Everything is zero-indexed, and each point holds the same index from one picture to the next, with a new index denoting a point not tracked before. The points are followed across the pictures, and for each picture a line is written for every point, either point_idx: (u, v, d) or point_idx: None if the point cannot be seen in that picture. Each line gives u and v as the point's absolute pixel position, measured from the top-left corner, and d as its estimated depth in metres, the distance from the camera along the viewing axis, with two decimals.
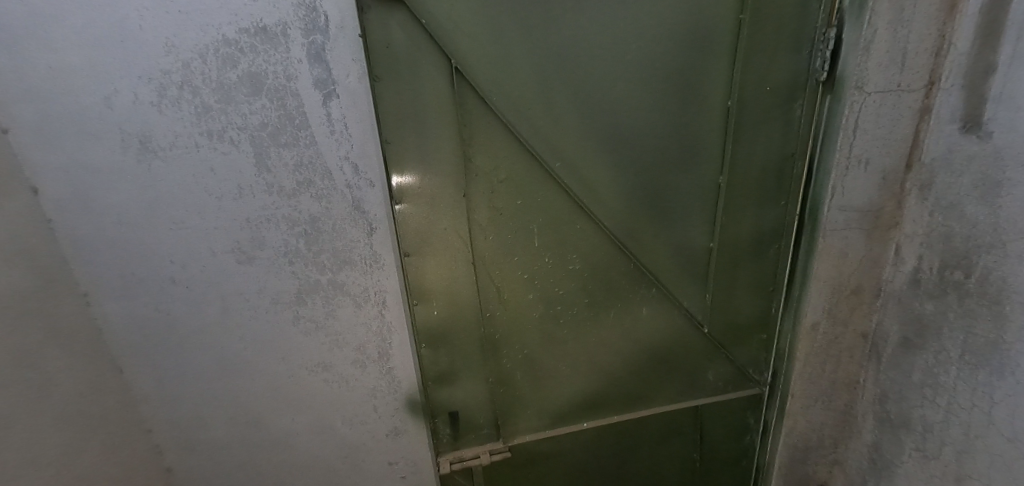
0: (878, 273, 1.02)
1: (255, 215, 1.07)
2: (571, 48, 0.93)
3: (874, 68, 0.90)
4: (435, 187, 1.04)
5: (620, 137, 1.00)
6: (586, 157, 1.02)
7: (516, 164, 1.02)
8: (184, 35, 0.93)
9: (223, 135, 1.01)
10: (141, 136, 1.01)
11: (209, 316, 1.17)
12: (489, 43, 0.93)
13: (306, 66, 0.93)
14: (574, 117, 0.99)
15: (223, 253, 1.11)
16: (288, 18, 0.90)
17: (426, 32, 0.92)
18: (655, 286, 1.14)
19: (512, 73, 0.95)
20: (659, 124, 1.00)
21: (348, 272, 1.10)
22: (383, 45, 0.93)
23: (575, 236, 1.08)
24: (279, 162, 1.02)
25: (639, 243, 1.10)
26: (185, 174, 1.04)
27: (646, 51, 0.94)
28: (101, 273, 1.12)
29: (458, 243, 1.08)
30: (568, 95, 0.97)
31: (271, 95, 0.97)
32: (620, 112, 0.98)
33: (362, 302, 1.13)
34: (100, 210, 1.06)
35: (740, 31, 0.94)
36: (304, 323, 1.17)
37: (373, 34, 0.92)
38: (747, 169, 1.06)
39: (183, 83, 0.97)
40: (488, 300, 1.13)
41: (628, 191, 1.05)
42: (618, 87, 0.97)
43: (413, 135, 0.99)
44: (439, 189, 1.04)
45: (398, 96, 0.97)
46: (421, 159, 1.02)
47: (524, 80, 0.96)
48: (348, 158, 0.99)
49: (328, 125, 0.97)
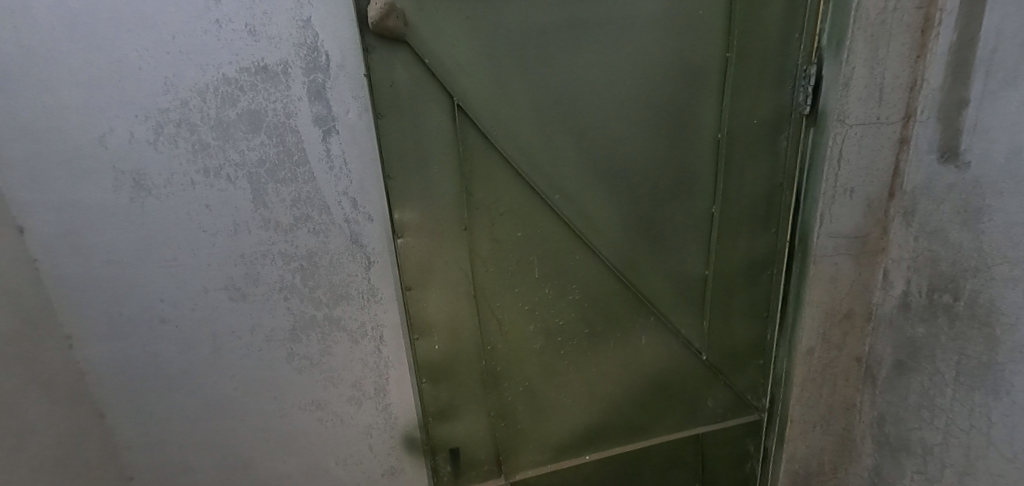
0: (867, 297, 1.04)
1: (251, 251, 1.12)
2: (569, 84, 0.94)
3: (853, 102, 0.95)
4: (437, 216, 0.97)
5: (617, 169, 1.02)
6: (585, 189, 1.02)
7: (518, 198, 1.00)
8: (183, 74, 0.98)
9: (220, 173, 1.05)
10: (136, 175, 1.05)
11: (199, 356, 1.20)
12: (489, 79, 0.91)
13: (306, 103, 1.00)
14: (572, 150, 0.99)
15: (215, 290, 1.15)
16: (289, 58, 0.97)
17: (429, 71, 0.88)
18: (653, 314, 1.14)
19: (513, 107, 0.94)
20: (653, 155, 1.02)
21: (345, 307, 1.17)
22: (387, 84, 0.88)
23: (574, 268, 1.07)
24: (276, 198, 1.07)
25: (636, 272, 1.10)
26: (180, 210, 1.08)
27: (640, 87, 0.97)
28: (88, 314, 1.15)
29: (460, 278, 1.02)
30: (565, 128, 0.97)
31: (270, 132, 1.02)
32: (616, 145, 1.00)
33: (357, 339, 1.20)
34: (90, 250, 1.10)
35: (727, 68, 0.99)
36: (299, 361, 1.21)
37: (378, 73, 0.87)
38: (738, 198, 1.09)
39: (181, 121, 1.01)
40: (492, 338, 1.08)
41: (625, 222, 1.06)
42: (613, 120, 0.98)
43: (415, 172, 0.93)
44: (439, 216, 0.97)
45: (402, 134, 0.91)
46: (424, 196, 0.95)
47: (524, 115, 0.95)
48: (346, 193, 1.07)
49: (327, 160, 1.05)
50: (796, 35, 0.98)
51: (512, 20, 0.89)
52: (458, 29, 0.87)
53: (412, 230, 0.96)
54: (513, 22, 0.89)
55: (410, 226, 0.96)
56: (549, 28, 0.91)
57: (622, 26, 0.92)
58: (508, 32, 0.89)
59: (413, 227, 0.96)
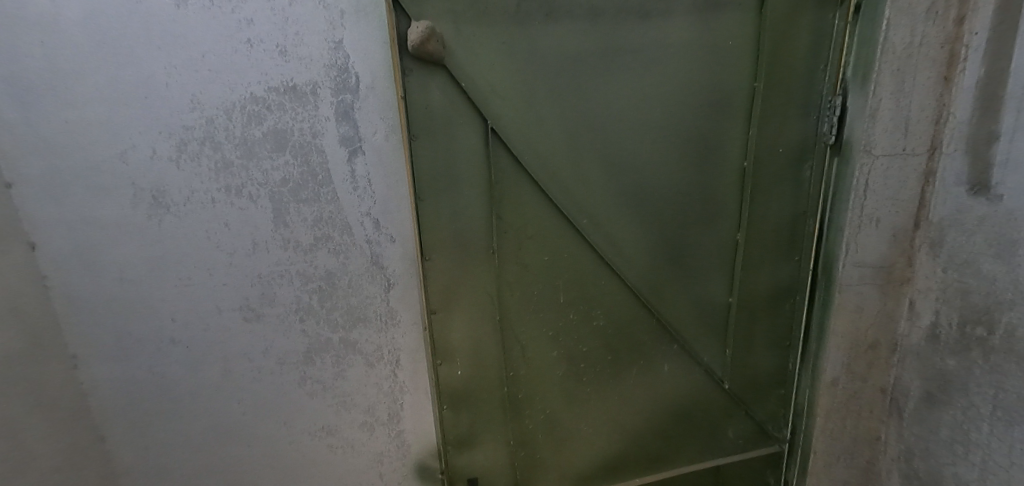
0: (893, 327, 1.04)
1: (268, 271, 1.10)
2: (599, 110, 0.95)
3: (880, 133, 0.95)
4: (463, 240, 0.96)
5: (644, 195, 1.01)
6: (612, 215, 1.01)
7: (546, 222, 0.99)
8: (211, 92, 0.98)
9: (242, 191, 1.04)
10: (154, 192, 1.04)
11: (209, 378, 1.18)
12: (522, 104, 0.91)
13: (334, 124, 1.00)
14: (601, 175, 0.98)
15: (230, 310, 1.13)
16: (319, 79, 0.97)
17: (464, 94, 0.88)
18: (676, 342, 1.12)
19: (544, 132, 0.94)
20: (680, 182, 1.02)
21: (362, 329, 1.15)
22: (421, 107, 0.88)
23: (598, 294, 1.05)
24: (298, 218, 1.06)
25: (661, 298, 1.09)
26: (198, 228, 1.07)
27: (669, 115, 0.98)
28: (97, 333, 1.14)
29: (484, 302, 1.00)
30: (595, 154, 0.97)
31: (296, 151, 1.02)
32: (644, 171, 1.00)
33: (373, 361, 1.18)
34: (102, 266, 1.09)
35: (754, 98, 1.00)
36: (311, 385, 1.19)
37: (412, 97, 0.87)
38: (763, 226, 1.09)
39: (205, 139, 1.01)
40: (515, 365, 1.05)
41: (650, 248, 1.05)
42: (642, 147, 0.98)
43: (446, 196, 0.92)
44: (466, 241, 0.96)
45: (432, 156, 0.90)
46: (452, 218, 0.94)
47: (555, 140, 0.95)
48: (370, 214, 1.07)
49: (352, 181, 1.04)
50: (821, 68, 1.01)
51: (547, 48, 0.89)
52: (494, 55, 0.87)
53: (442, 253, 0.95)
54: (548, 50, 0.90)
55: (437, 248, 0.95)
56: (582, 55, 0.91)
57: (653, 55, 0.93)
58: (542, 59, 0.90)
59: (443, 249, 0.95)
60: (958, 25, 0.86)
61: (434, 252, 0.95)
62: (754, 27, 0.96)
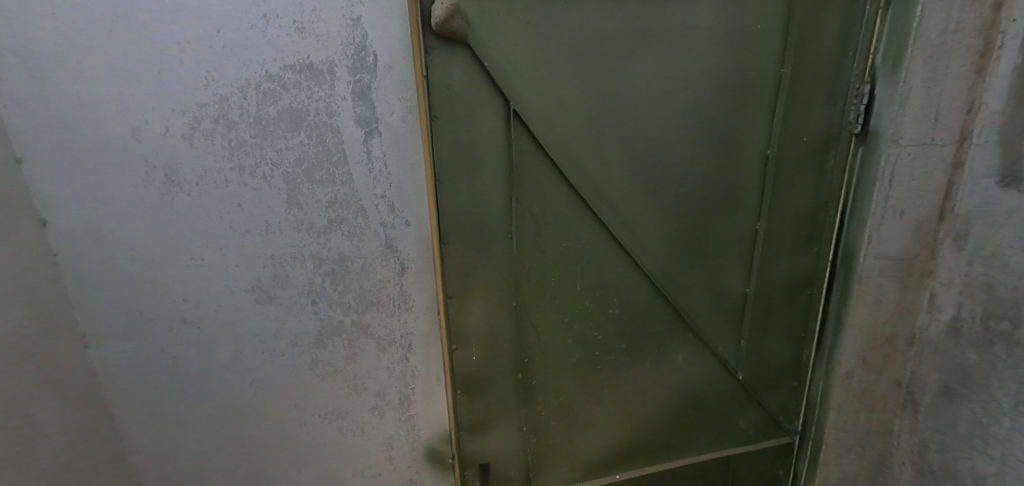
0: (911, 320, 1.01)
1: (281, 253, 1.09)
2: (622, 94, 0.93)
3: (908, 123, 0.93)
4: (482, 224, 0.94)
5: (665, 182, 1.00)
6: (632, 201, 0.99)
7: (565, 207, 0.97)
8: (225, 69, 0.96)
9: (256, 171, 1.03)
10: (166, 170, 1.03)
11: (220, 359, 1.18)
12: (545, 86, 0.89)
13: (350, 103, 0.98)
14: (621, 160, 0.96)
15: (241, 291, 1.12)
16: (336, 57, 0.95)
17: (488, 75, 0.86)
18: (691, 332, 1.11)
19: (566, 115, 0.92)
20: (702, 170, 1.01)
21: (374, 313, 1.14)
22: (442, 87, 0.86)
23: (615, 281, 1.04)
24: (312, 199, 1.05)
25: (677, 287, 1.07)
26: (211, 208, 1.06)
27: (693, 100, 0.96)
28: (108, 311, 1.14)
29: (502, 288, 0.99)
30: (617, 139, 0.95)
31: (311, 131, 1.00)
32: (666, 157, 0.98)
33: (385, 345, 1.17)
34: (113, 245, 1.09)
35: (779, 84, 0.98)
36: (323, 367, 1.19)
37: (433, 76, 0.85)
38: (783, 216, 1.07)
39: (218, 117, 0.99)
40: (530, 352, 1.05)
41: (669, 236, 1.03)
42: (665, 132, 0.97)
43: (466, 179, 0.91)
44: (485, 225, 0.94)
45: (453, 138, 0.88)
46: (471, 202, 0.93)
47: (577, 123, 0.93)
48: (385, 197, 1.05)
49: (367, 162, 1.02)
50: (849, 54, 0.98)
51: (572, 29, 0.87)
52: (519, 35, 0.85)
53: (462, 237, 0.94)
54: (572, 30, 0.87)
55: (456, 231, 0.93)
56: (607, 36, 0.89)
57: (680, 40, 0.91)
58: (567, 40, 0.88)
59: (461, 232, 0.94)
60: (995, 11, 0.81)
61: (454, 236, 0.93)
62: (784, 11, 0.93)
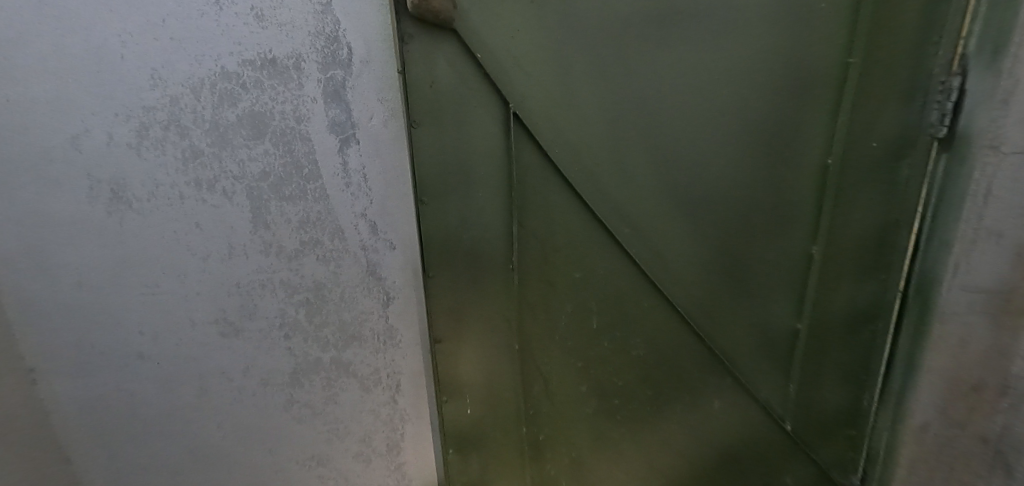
0: (1006, 366, 0.80)
1: (247, 280, 0.94)
2: (649, 92, 0.75)
3: (1013, 122, 0.70)
4: (475, 255, 0.81)
5: (700, 199, 0.82)
6: (660, 223, 0.82)
7: (579, 230, 0.81)
8: (174, 66, 0.81)
9: (214, 185, 0.88)
10: (113, 185, 0.88)
11: (182, 399, 1.04)
12: (553, 82, 0.73)
13: (321, 106, 0.82)
14: (647, 173, 0.79)
15: (204, 323, 0.97)
16: (303, 50, 0.79)
17: (480, 66, 0.71)
18: (730, 375, 0.91)
19: (581, 118, 0.75)
20: (747, 183, 0.82)
21: (356, 349, 0.99)
22: (426, 83, 0.73)
23: (639, 317, 0.87)
24: (280, 218, 0.89)
25: (714, 324, 0.88)
26: (165, 228, 0.91)
27: (737, 98, 0.77)
28: (54, 345, 0.99)
29: (500, 331, 0.86)
30: (642, 147, 0.78)
31: (276, 139, 0.84)
32: (702, 169, 0.80)
33: (370, 386, 1.02)
34: (59, 270, 0.94)
35: (846, 75, 0.77)
36: (299, 409, 1.04)
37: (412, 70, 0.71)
38: (844, 237, 0.85)
39: (169, 122, 0.84)
40: (534, 398, 0.90)
41: (705, 262, 0.85)
42: (701, 140, 0.79)
43: (457, 198, 0.78)
44: (480, 253, 0.81)
45: (438, 147, 0.75)
46: (464, 222, 0.79)
47: (594, 129, 0.76)
48: (365, 215, 0.89)
49: (343, 175, 0.86)
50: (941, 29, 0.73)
51: (587, 11, 0.70)
52: (521, 20, 0.70)
53: (452, 265, 0.81)
54: (587, 12, 0.71)
55: (443, 258, 0.81)
56: (631, 20, 0.72)
57: (722, 24, 0.73)
58: (582, 26, 0.71)
59: (449, 259, 0.81)
60: None
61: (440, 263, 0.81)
62: None
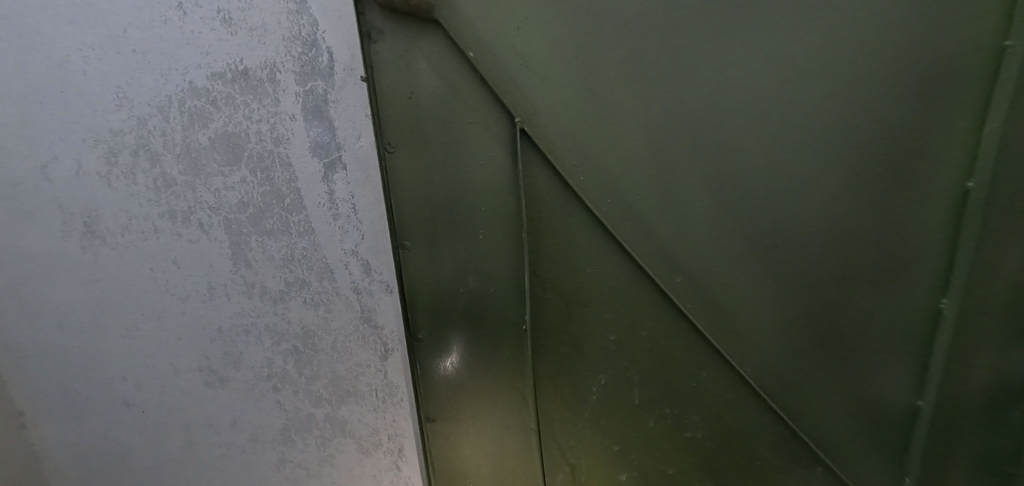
0: None
1: (230, 324, 0.82)
2: (706, 97, 0.56)
3: None
4: (477, 314, 0.68)
5: (781, 241, 0.59)
6: (722, 270, 0.61)
7: (612, 278, 0.64)
8: (139, 83, 0.70)
9: (190, 218, 0.76)
10: (86, 217, 0.78)
11: (171, 451, 0.93)
12: (577, 93, 0.58)
13: (301, 124, 0.69)
14: (702, 202, 0.59)
15: (188, 371, 0.86)
16: (277, 58, 0.66)
17: (475, 72, 0.59)
18: (819, 467, 0.65)
19: (613, 135, 0.59)
20: (853, 224, 0.56)
21: (352, 407, 0.84)
22: (405, 95, 0.60)
23: (693, 390, 0.67)
24: (262, 255, 0.77)
25: (800, 403, 0.64)
26: (142, 265, 0.80)
27: (841, 102, 0.53)
28: (40, 390, 0.91)
29: (510, 409, 0.72)
30: (694, 168, 0.58)
31: (253, 165, 0.72)
32: (780, 194, 0.57)
33: (369, 448, 0.87)
34: (38, 309, 0.85)
35: (999, 66, 0.47)
36: (292, 470, 0.90)
37: (382, 77, 0.59)
38: (997, 275, 0.52)
39: (138, 147, 0.73)
40: (553, 478, 0.75)
41: (784, 320, 0.61)
42: (784, 159, 0.56)
43: (459, 242, 0.66)
44: (485, 310, 0.68)
45: (422, 178, 0.63)
46: (466, 268, 0.67)
47: (632, 148, 0.59)
48: (356, 253, 0.75)
49: (330, 206, 0.72)
50: None
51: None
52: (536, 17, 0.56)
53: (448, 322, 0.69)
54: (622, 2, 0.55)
55: (432, 311, 0.69)
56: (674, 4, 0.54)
57: None
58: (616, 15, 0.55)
59: (442, 313, 0.69)
60: None
61: (432, 319, 0.69)
62: None
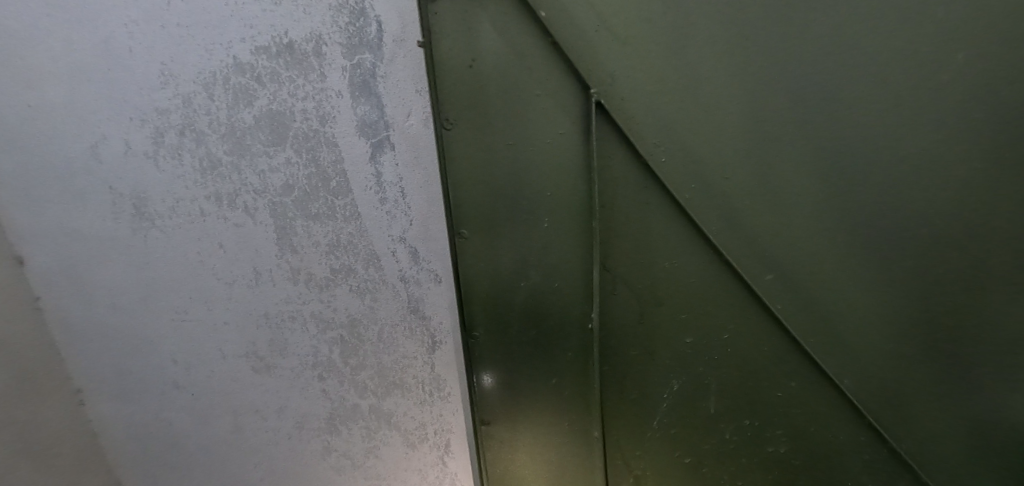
0: None
1: (275, 311, 0.80)
2: (822, 69, 0.49)
3: None
4: (536, 306, 0.64)
5: (900, 237, 0.51)
6: (826, 268, 0.54)
7: (692, 272, 0.59)
8: (184, 59, 0.67)
9: (235, 200, 0.74)
10: (135, 199, 0.77)
11: (220, 433, 0.93)
12: (663, 62, 0.52)
13: (348, 101, 0.64)
14: (805, 189, 0.52)
15: (235, 356, 0.85)
16: (323, 29, 0.61)
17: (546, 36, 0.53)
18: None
19: (705, 110, 0.52)
20: (988, 219, 0.48)
21: (397, 399, 0.81)
22: (465, 64, 0.55)
23: (775, 398, 0.61)
24: (307, 240, 0.73)
25: (909, 423, 0.56)
26: (188, 248, 0.79)
27: (989, 72, 0.45)
28: (97, 369, 0.93)
29: (569, 407, 0.69)
30: (798, 151, 0.52)
31: (298, 145, 0.68)
32: (899, 182, 0.50)
33: (414, 442, 0.84)
34: (92, 290, 0.86)
35: None
36: (337, 459, 0.89)
37: (442, 42, 0.54)
38: None
39: (184, 127, 0.71)
40: (616, 484, 0.71)
41: (896, 326, 0.54)
42: (908, 142, 0.49)
43: (521, 230, 0.61)
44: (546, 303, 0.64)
45: (482, 158, 0.58)
46: (528, 258, 0.62)
47: (724, 127, 0.53)
48: (404, 239, 0.70)
49: (377, 190, 0.68)
50: None
51: None
52: None
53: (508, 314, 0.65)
54: None
55: (488, 301, 0.65)
56: None
57: None
58: None
59: (502, 304, 0.65)
60: None
61: (489, 311, 0.65)
62: None
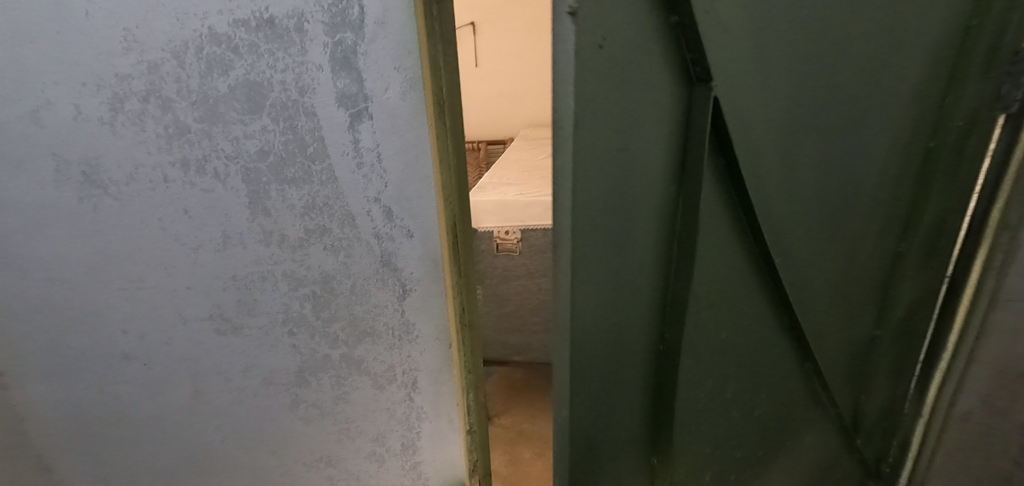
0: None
1: (245, 272, 0.84)
2: (793, 68, 0.76)
3: None
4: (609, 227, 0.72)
5: (804, 173, 0.85)
6: (792, 209, 0.86)
7: (722, 267, 0.87)
8: (152, 27, 0.68)
9: (204, 166, 0.77)
10: (84, 165, 0.76)
11: (176, 401, 0.95)
12: (732, 53, 0.68)
13: (329, 75, 0.71)
14: (770, 146, 0.80)
15: (198, 320, 0.88)
16: (305, 8, 0.67)
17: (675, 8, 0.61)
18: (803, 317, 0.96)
19: (744, 90, 0.72)
20: (838, 160, 0.86)
21: (369, 346, 0.91)
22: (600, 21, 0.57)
23: (743, 284, 0.90)
24: (282, 202, 0.79)
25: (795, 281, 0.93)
26: (147, 215, 0.80)
27: (852, 82, 0.80)
28: (26, 348, 0.89)
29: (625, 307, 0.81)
30: (772, 120, 0.78)
31: (276, 114, 0.74)
32: (806, 140, 0.83)
33: (383, 383, 0.94)
34: (26, 262, 0.83)
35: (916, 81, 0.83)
36: (306, 409, 0.96)
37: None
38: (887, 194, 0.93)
39: (148, 94, 0.72)
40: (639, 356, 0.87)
41: (799, 226, 0.89)
42: (815, 117, 0.81)
43: (606, 158, 0.66)
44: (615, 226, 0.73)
45: (589, 111, 0.61)
46: (609, 186, 0.69)
47: (745, 103, 0.74)
48: (379, 200, 0.80)
49: (354, 155, 0.76)
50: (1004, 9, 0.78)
51: None
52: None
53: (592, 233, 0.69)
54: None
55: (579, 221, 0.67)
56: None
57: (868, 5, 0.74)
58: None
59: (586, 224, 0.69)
60: None
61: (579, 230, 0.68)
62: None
